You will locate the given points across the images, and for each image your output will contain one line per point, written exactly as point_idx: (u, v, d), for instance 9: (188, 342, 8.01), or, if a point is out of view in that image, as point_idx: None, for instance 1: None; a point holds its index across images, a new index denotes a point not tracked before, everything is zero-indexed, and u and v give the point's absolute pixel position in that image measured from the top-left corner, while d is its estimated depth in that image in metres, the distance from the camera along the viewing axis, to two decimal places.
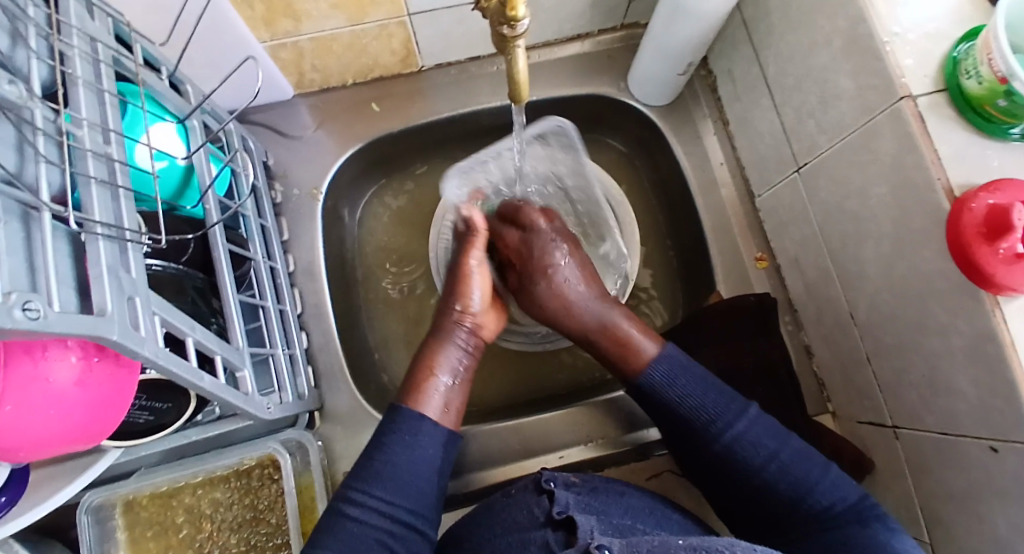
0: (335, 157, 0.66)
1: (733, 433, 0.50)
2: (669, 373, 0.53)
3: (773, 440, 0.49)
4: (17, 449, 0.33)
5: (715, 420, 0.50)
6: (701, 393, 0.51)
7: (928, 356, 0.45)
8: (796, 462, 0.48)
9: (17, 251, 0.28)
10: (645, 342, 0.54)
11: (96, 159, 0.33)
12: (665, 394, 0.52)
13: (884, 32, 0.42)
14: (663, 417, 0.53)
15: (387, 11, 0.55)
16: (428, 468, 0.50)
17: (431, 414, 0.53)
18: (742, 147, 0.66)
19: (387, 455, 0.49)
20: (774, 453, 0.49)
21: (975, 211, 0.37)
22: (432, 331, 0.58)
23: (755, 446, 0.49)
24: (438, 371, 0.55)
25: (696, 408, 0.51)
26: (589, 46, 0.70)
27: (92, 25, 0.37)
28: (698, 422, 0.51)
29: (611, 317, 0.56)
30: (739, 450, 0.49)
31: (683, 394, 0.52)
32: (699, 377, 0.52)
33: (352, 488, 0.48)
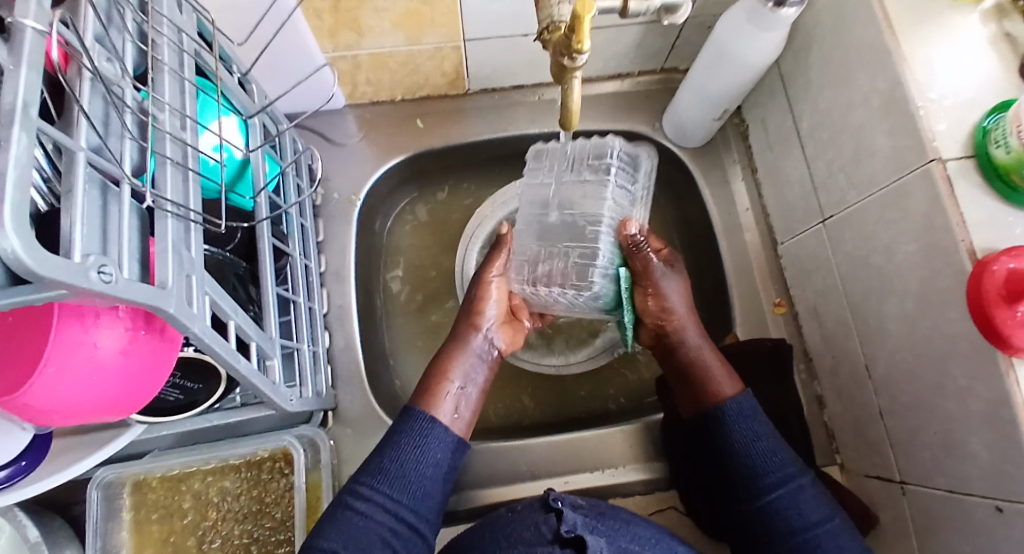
0: (374, 167, 0.68)
1: (783, 493, 0.51)
2: (743, 413, 0.54)
3: (825, 505, 0.50)
4: (51, 412, 0.34)
5: (777, 471, 0.52)
6: (769, 443, 0.53)
7: (943, 414, 0.46)
8: (834, 539, 0.48)
9: (94, 218, 0.29)
10: (727, 382, 0.56)
11: (172, 143, 0.35)
12: (739, 430, 0.53)
13: (921, 97, 0.44)
14: (720, 462, 0.54)
15: (443, 35, 0.58)
16: (434, 470, 0.50)
17: (442, 419, 0.53)
18: (770, 195, 0.68)
19: (395, 453, 0.50)
20: (828, 517, 0.50)
21: (997, 274, 0.38)
22: (452, 337, 0.59)
23: (814, 505, 0.50)
24: (451, 376, 0.56)
25: (763, 455, 0.52)
26: (628, 86, 0.74)
27: (180, 18, 0.40)
28: (757, 467, 0.52)
29: (705, 355, 0.57)
30: (796, 504, 0.50)
31: (754, 439, 0.53)
32: (772, 430, 0.54)
33: (359, 483, 0.49)
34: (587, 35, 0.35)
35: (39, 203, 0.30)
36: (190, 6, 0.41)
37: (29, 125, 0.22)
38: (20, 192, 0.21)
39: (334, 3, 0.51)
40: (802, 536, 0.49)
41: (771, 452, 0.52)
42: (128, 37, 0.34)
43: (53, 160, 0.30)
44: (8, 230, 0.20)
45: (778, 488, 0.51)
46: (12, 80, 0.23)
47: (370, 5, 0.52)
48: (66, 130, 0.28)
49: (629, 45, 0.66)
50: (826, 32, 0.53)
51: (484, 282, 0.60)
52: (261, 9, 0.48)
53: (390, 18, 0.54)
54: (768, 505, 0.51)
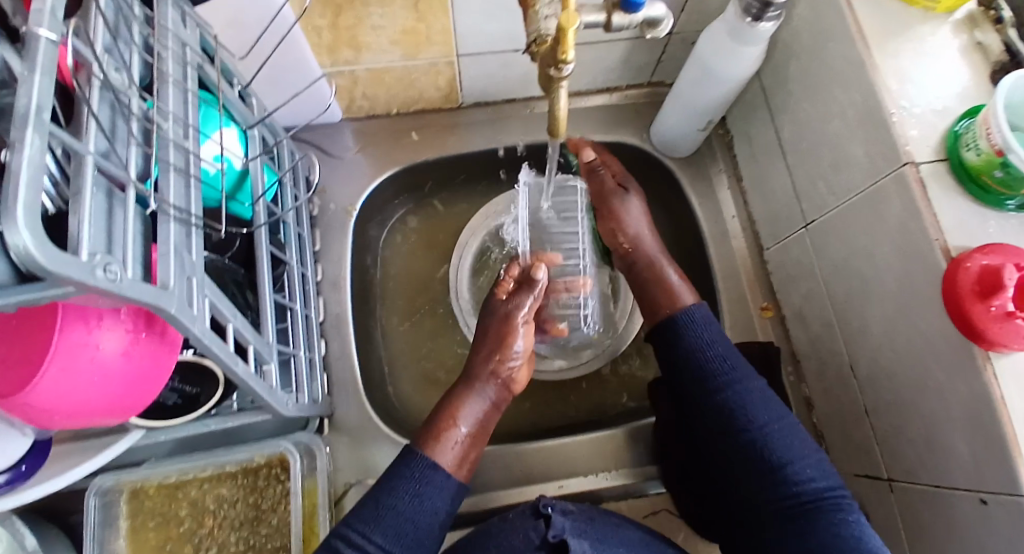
0: (370, 179, 0.70)
1: (735, 395, 0.50)
2: (702, 318, 0.55)
3: (779, 407, 0.51)
4: (52, 413, 0.34)
5: (730, 371, 0.51)
6: (725, 348, 0.53)
7: (925, 411, 0.47)
8: (783, 438, 0.49)
9: (101, 220, 0.29)
10: (684, 293, 0.57)
11: (176, 150, 0.36)
12: (694, 336, 0.53)
13: (895, 104, 0.47)
14: (679, 369, 0.54)
15: (439, 51, 0.60)
16: (432, 519, 0.48)
17: (444, 464, 0.51)
18: (755, 203, 0.70)
19: (393, 500, 0.47)
20: (777, 418, 0.50)
21: (970, 270, 0.40)
22: (464, 379, 0.58)
23: (762, 406, 0.50)
24: (459, 421, 0.54)
25: (715, 358, 0.52)
26: (616, 99, 0.76)
27: (184, 32, 0.41)
28: (712, 366, 0.52)
29: (660, 261, 0.61)
30: (743, 403, 0.50)
31: (709, 343, 0.53)
32: (724, 337, 0.54)
33: (350, 528, 0.47)
34: (571, 46, 0.37)
35: (47, 205, 0.31)
36: (195, 21, 0.43)
37: (42, 128, 0.23)
38: (32, 193, 0.22)
39: (333, 20, 0.53)
40: (756, 434, 0.49)
41: (724, 356, 0.52)
42: (134, 49, 0.35)
43: (61, 165, 0.31)
44: (20, 225, 0.21)
45: (724, 391, 0.51)
46: (27, 86, 0.24)
47: (368, 23, 0.54)
48: (75, 136, 0.29)
49: (616, 60, 0.69)
50: (805, 46, 0.56)
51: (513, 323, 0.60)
52: (264, 25, 0.49)
53: (388, 35, 0.56)
54: (722, 405, 0.51)
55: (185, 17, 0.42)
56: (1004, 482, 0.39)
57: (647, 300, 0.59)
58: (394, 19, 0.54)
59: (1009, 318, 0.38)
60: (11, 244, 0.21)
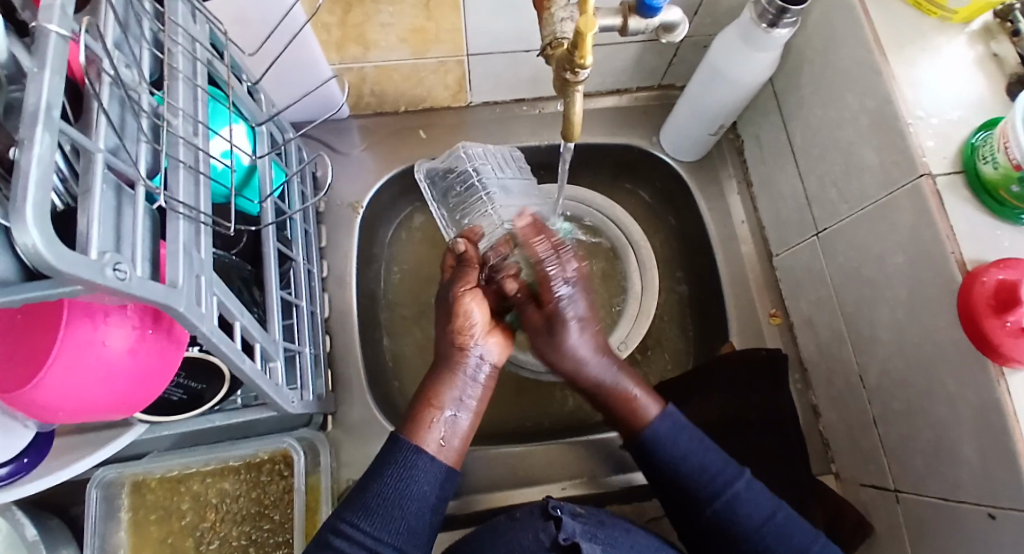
0: (377, 176, 0.70)
1: (730, 495, 0.51)
2: (671, 431, 0.53)
3: (769, 500, 0.52)
4: (59, 409, 0.34)
5: (713, 481, 0.52)
6: (700, 457, 0.53)
7: (934, 423, 0.46)
8: (792, 525, 0.50)
9: (110, 218, 0.29)
10: (648, 403, 0.54)
11: (185, 147, 0.36)
12: (666, 453, 0.53)
13: (910, 114, 0.46)
14: (659, 481, 0.54)
15: (448, 49, 0.60)
16: (420, 505, 0.49)
17: (430, 447, 0.51)
18: (764, 208, 0.69)
19: (378, 488, 0.49)
20: (772, 513, 0.51)
21: (986, 284, 0.39)
22: (437, 359, 0.55)
23: (753, 506, 0.51)
24: (439, 405, 0.52)
25: (695, 471, 0.52)
26: (625, 101, 0.75)
27: (195, 27, 0.41)
28: (696, 480, 0.52)
29: (621, 381, 0.55)
30: (737, 512, 0.51)
31: (680, 454, 0.53)
32: (699, 437, 0.54)
33: (342, 519, 0.48)
34: (589, 50, 0.37)
35: (56, 203, 0.31)
36: (205, 16, 0.43)
37: (51, 125, 0.23)
38: (42, 191, 0.22)
39: (342, 17, 0.53)
40: (757, 541, 0.50)
41: (700, 468, 0.52)
42: (144, 45, 0.35)
43: (70, 161, 0.30)
44: (29, 224, 0.21)
45: (714, 502, 0.51)
46: (37, 83, 0.24)
47: (377, 20, 0.54)
48: (84, 133, 0.29)
49: (627, 62, 0.68)
50: (818, 52, 0.55)
51: (459, 307, 0.54)
52: (273, 21, 0.49)
53: (397, 32, 0.56)
54: (713, 520, 0.51)
55: (195, 12, 0.41)
56: (1014, 498, 0.39)
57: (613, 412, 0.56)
58: (403, 17, 0.54)
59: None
60: (21, 244, 0.21)
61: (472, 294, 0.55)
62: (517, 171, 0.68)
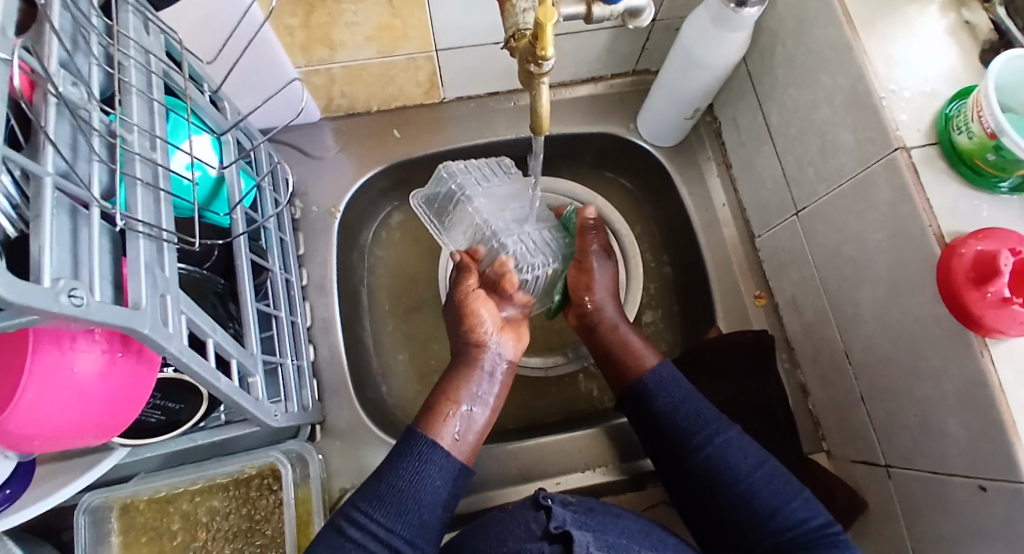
0: (353, 179, 0.69)
1: (718, 446, 0.54)
2: (667, 379, 0.58)
3: (758, 452, 0.54)
4: (32, 437, 0.34)
5: (705, 426, 0.55)
6: (694, 405, 0.56)
7: (919, 397, 0.47)
8: (771, 481, 0.52)
9: (65, 242, 0.28)
10: (647, 353, 0.61)
11: (143, 164, 0.35)
12: (664, 397, 0.57)
13: (883, 88, 0.46)
14: (654, 430, 0.57)
15: (417, 46, 0.58)
16: (432, 498, 0.49)
17: (446, 443, 0.53)
18: (745, 190, 0.69)
19: (394, 478, 0.49)
20: (761, 464, 0.53)
21: (964, 257, 0.39)
22: (452, 363, 0.59)
23: (741, 454, 0.53)
24: (457, 400, 0.55)
25: (688, 416, 0.55)
26: (601, 89, 0.74)
27: (147, 39, 0.40)
28: (689, 426, 0.55)
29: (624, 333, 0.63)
30: (727, 456, 0.53)
31: (678, 401, 0.56)
32: (695, 392, 0.58)
33: (355, 508, 0.48)
34: (550, 41, 0.36)
35: (9, 231, 0.30)
36: (158, 25, 0.41)
37: None
38: None
39: (305, 18, 0.52)
40: (744, 484, 0.52)
41: (696, 414, 0.55)
42: (94, 61, 0.34)
43: (19, 187, 0.29)
44: None
45: (706, 447, 0.54)
46: None
47: (342, 20, 0.53)
48: (31, 156, 0.28)
49: (600, 49, 0.67)
50: (789, 30, 0.55)
51: (468, 308, 0.58)
52: (230, 25, 0.48)
53: (363, 32, 0.55)
54: (705, 464, 0.53)
55: (147, 22, 0.40)
56: (1003, 468, 0.39)
57: (612, 366, 0.62)
58: (368, 15, 0.53)
59: (1007, 304, 0.37)
60: None
61: (478, 294, 0.58)
62: (504, 177, 0.65)
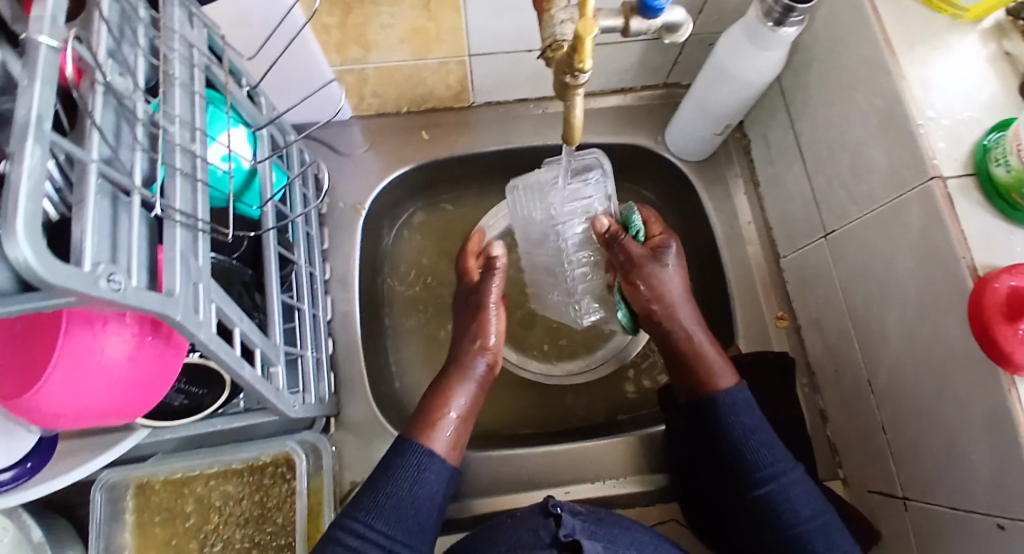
0: (380, 177, 0.70)
1: (781, 484, 0.49)
2: (737, 407, 0.52)
3: (818, 498, 0.50)
4: (59, 415, 0.34)
5: (774, 463, 0.50)
6: (765, 437, 0.51)
7: (946, 430, 0.45)
8: (822, 532, 0.48)
9: (106, 227, 0.29)
10: (725, 374, 0.54)
11: (182, 154, 0.36)
12: (734, 426, 0.51)
13: (920, 114, 0.45)
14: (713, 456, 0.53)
15: (449, 50, 0.59)
16: (431, 504, 0.50)
17: (438, 448, 0.53)
18: (772, 208, 0.68)
19: (389, 488, 0.49)
20: (819, 510, 0.49)
21: (998, 291, 0.38)
22: (449, 365, 0.60)
23: (804, 497, 0.49)
24: (449, 404, 0.56)
25: (758, 448, 0.51)
26: (630, 100, 0.74)
27: (191, 33, 0.41)
28: (751, 462, 0.50)
29: (702, 345, 0.55)
30: (788, 498, 0.49)
31: (749, 431, 0.51)
32: (765, 421, 0.52)
33: (352, 517, 0.48)
34: (589, 54, 0.36)
35: (51, 212, 0.31)
36: (202, 20, 0.43)
37: (42, 138, 0.23)
38: (32, 202, 0.22)
39: (342, 18, 0.53)
40: (800, 529, 0.48)
41: (766, 446, 0.51)
42: (139, 52, 0.35)
43: (64, 171, 0.31)
44: (20, 238, 0.21)
45: (770, 484, 0.50)
46: (28, 96, 0.24)
47: (377, 21, 0.54)
48: (78, 143, 0.29)
49: (630, 61, 0.67)
50: (825, 50, 0.54)
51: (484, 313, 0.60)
52: (270, 22, 0.49)
53: (397, 33, 0.56)
54: (762, 502, 0.50)
55: (192, 17, 0.41)
56: None
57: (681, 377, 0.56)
58: (403, 18, 0.53)
59: None
60: (11, 257, 0.21)
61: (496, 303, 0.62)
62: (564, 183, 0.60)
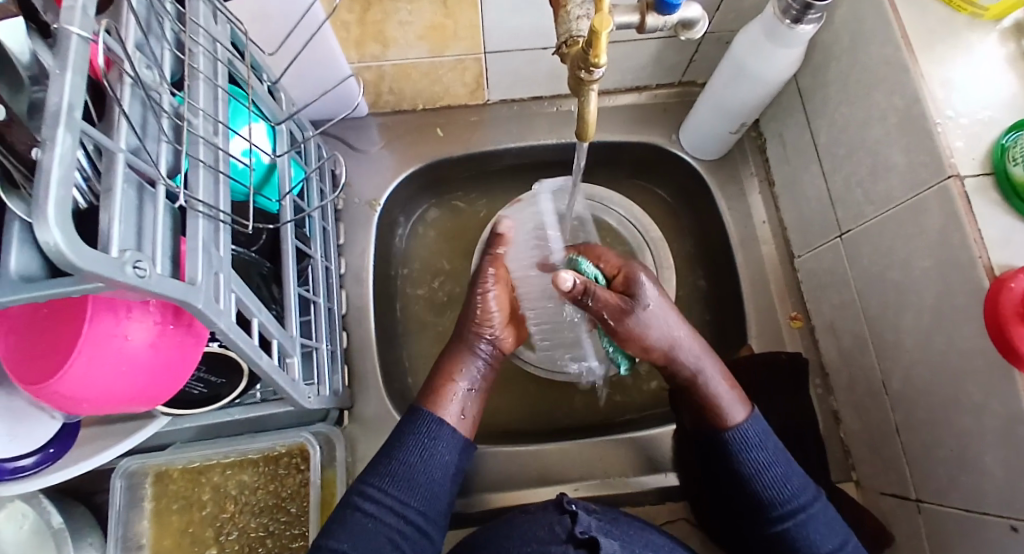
0: (395, 173, 0.70)
1: (803, 518, 0.49)
2: (756, 442, 0.51)
3: (843, 530, 0.49)
4: (82, 399, 0.35)
5: (793, 497, 0.50)
6: (783, 471, 0.51)
7: (959, 431, 0.45)
8: None
9: (131, 216, 0.30)
10: (735, 410, 0.52)
11: (205, 147, 0.37)
12: (750, 459, 0.51)
13: (939, 113, 0.44)
14: (733, 488, 0.52)
15: (466, 47, 0.60)
16: (443, 473, 0.51)
17: (449, 420, 0.53)
18: (788, 208, 0.68)
19: (403, 455, 0.50)
20: (843, 541, 0.49)
21: (1015, 290, 0.38)
22: (454, 338, 0.58)
23: (827, 531, 0.49)
24: (457, 378, 0.55)
25: (775, 484, 0.50)
26: (645, 98, 0.74)
27: (216, 28, 0.42)
28: (768, 497, 0.50)
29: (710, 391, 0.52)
30: (809, 533, 0.49)
31: (766, 467, 0.50)
32: (784, 455, 0.51)
33: (367, 483, 0.49)
34: (604, 49, 0.36)
35: (79, 201, 0.32)
36: (226, 16, 0.43)
37: (72, 125, 0.24)
38: (63, 188, 0.22)
39: (362, 15, 0.54)
40: None
41: (784, 481, 0.50)
42: (166, 46, 0.36)
43: (93, 161, 0.31)
44: (51, 223, 0.21)
45: (790, 519, 0.49)
46: (59, 84, 0.24)
47: (396, 18, 0.54)
48: (106, 132, 0.30)
49: (646, 59, 0.67)
50: (844, 48, 0.54)
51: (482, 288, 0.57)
52: (291, 18, 0.50)
53: (415, 30, 0.56)
54: (784, 537, 0.49)
55: (217, 13, 0.42)
56: None
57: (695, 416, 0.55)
58: (421, 15, 0.54)
59: None
60: (42, 241, 0.21)
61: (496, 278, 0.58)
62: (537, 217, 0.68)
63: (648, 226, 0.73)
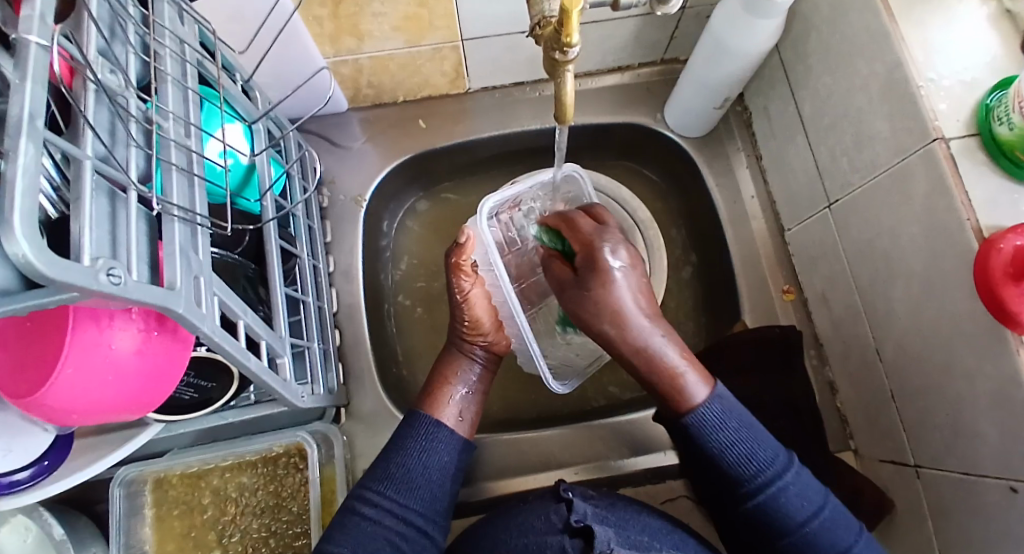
0: (378, 168, 0.70)
1: (777, 489, 0.48)
2: (719, 416, 0.49)
3: (819, 492, 0.49)
4: (70, 410, 0.35)
5: (760, 472, 0.48)
6: (748, 445, 0.49)
7: (952, 394, 0.45)
8: (835, 523, 0.47)
9: (104, 223, 0.30)
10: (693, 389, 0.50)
11: (178, 150, 0.36)
12: (712, 438, 0.49)
13: (922, 76, 0.44)
14: (703, 465, 0.51)
15: (443, 36, 0.59)
16: (441, 474, 0.51)
17: (448, 422, 0.55)
18: (775, 181, 0.67)
19: (402, 458, 0.50)
20: (820, 507, 0.48)
21: (1003, 252, 0.37)
22: (449, 346, 0.61)
23: (801, 502, 0.48)
24: (453, 383, 0.58)
25: (741, 460, 0.49)
26: (628, 78, 0.73)
27: (182, 29, 0.41)
28: (736, 472, 0.49)
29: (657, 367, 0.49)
30: (783, 504, 0.48)
31: (729, 444, 0.49)
32: (748, 426, 0.50)
33: (366, 488, 0.49)
34: (575, 28, 0.35)
35: (50, 211, 0.31)
36: (192, 16, 0.43)
37: (36, 136, 0.23)
38: (29, 198, 0.22)
39: (334, 9, 0.53)
40: (800, 535, 0.47)
41: (750, 455, 0.49)
42: (130, 50, 0.35)
43: (61, 170, 0.31)
44: (17, 234, 0.21)
45: (761, 492, 0.48)
46: (19, 93, 0.24)
47: (369, 10, 0.53)
48: (72, 140, 0.29)
49: (626, 38, 0.66)
50: (824, 16, 0.53)
51: (463, 301, 0.58)
52: (260, 15, 0.49)
53: (390, 21, 0.55)
54: (757, 511, 0.48)
55: (182, 13, 0.41)
56: None
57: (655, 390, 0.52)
58: (395, 5, 0.53)
59: None
60: (9, 252, 0.21)
61: (476, 290, 0.59)
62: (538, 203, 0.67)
63: (637, 207, 0.71)
